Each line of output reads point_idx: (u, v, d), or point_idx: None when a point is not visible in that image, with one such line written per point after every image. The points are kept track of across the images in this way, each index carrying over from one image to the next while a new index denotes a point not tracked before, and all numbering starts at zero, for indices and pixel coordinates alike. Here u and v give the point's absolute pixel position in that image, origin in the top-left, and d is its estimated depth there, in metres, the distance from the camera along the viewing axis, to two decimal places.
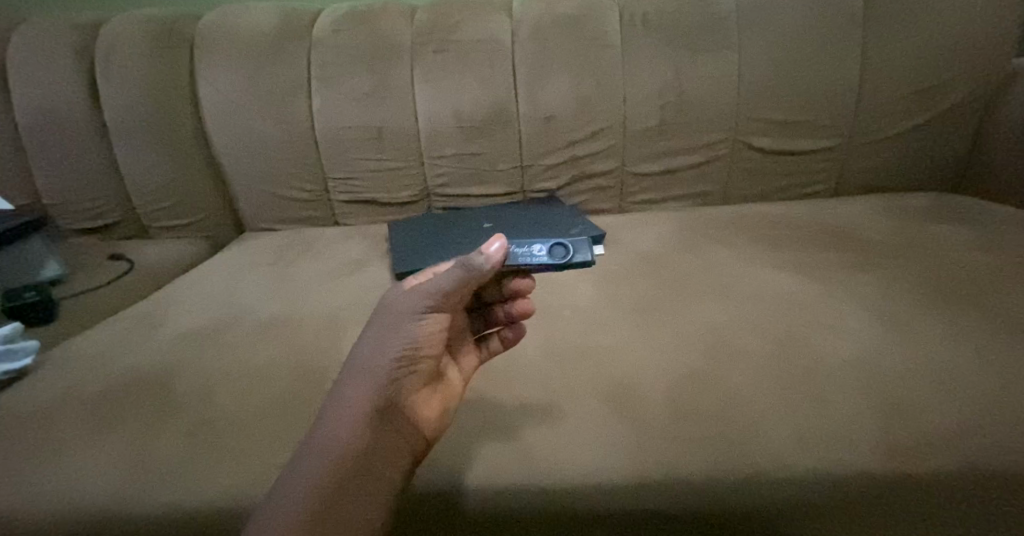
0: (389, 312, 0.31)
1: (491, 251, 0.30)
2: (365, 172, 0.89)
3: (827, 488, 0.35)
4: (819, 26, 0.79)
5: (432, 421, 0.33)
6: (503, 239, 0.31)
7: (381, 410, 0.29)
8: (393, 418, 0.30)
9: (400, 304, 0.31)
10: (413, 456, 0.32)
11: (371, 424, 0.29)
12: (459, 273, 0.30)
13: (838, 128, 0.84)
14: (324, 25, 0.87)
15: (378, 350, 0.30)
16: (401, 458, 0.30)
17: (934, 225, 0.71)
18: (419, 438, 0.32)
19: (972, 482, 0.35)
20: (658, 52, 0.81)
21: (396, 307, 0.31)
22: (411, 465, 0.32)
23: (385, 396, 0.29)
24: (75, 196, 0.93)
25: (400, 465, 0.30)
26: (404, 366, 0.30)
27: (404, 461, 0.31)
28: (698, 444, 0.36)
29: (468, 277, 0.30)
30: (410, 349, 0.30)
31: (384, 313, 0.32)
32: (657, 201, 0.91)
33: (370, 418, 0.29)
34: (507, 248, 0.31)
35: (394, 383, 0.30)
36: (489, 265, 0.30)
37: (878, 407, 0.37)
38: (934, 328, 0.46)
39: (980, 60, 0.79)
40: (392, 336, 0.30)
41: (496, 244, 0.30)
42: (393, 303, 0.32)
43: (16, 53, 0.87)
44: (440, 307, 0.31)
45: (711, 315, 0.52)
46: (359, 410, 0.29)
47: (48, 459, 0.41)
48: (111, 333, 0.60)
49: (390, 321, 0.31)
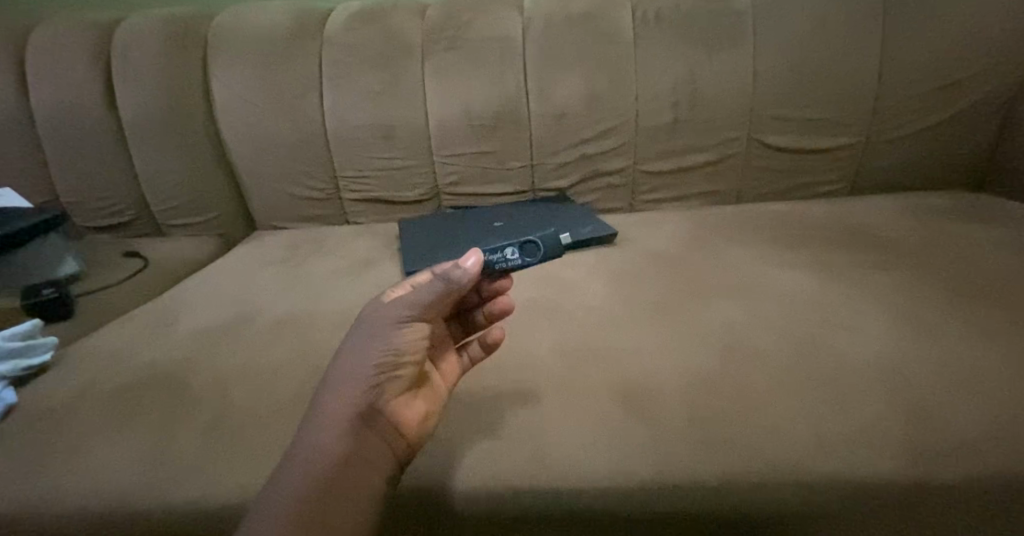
0: (372, 319, 0.32)
1: (468, 265, 0.32)
2: (375, 170, 0.89)
3: (848, 493, 0.34)
4: (837, 21, 0.78)
5: (416, 424, 0.33)
6: (480, 254, 0.32)
7: (364, 413, 0.29)
8: (377, 420, 0.30)
9: (383, 312, 0.32)
10: (398, 460, 0.32)
11: (354, 428, 0.29)
12: (442, 284, 0.32)
13: (854, 124, 0.82)
14: (336, 23, 0.87)
15: (362, 355, 0.30)
16: (385, 462, 0.30)
17: (955, 225, 0.69)
18: (404, 441, 0.32)
19: (996, 489, 0.34)
20: (672, 48, 0.80)
21: (379, 316, 0.32)
22: (395, 469, 0.32)
23: (368, 400, 0.29)
24: (92, 194, 0.94)
25: (384, 468, 0.30)
26: (386, 370, 0.30)
27: (389, 464, 0.30)
28: (715, 447, 0.35)
29: (449, 287, 0.32)
30: (393, 354, 0.30)
31: (368, 321, 0.32)
32: (668, 200, 0.90)
33: (353, 421, 0.29)
34: (484, 263, 0.32)
35: (377, 387, 0.30)
36: (466, 279, 0.32)
37: (901, 411, 0.37)
38: (960, 330, 0.45)
39: (1004, 54, 0.77)
40: (376, 341, 0.30)
41: (473, 258, 0.32)
42: (377, 311, 0.32)
43: (36, 54, 0.88)
44: (422, 314, 0.32)
45: (726, 316, 0.51)
46: (342, 412, 0.29)
47: (69, 454, 0.41)
48: (127, 329, 0.61)
49: (372, 328, 0.31)
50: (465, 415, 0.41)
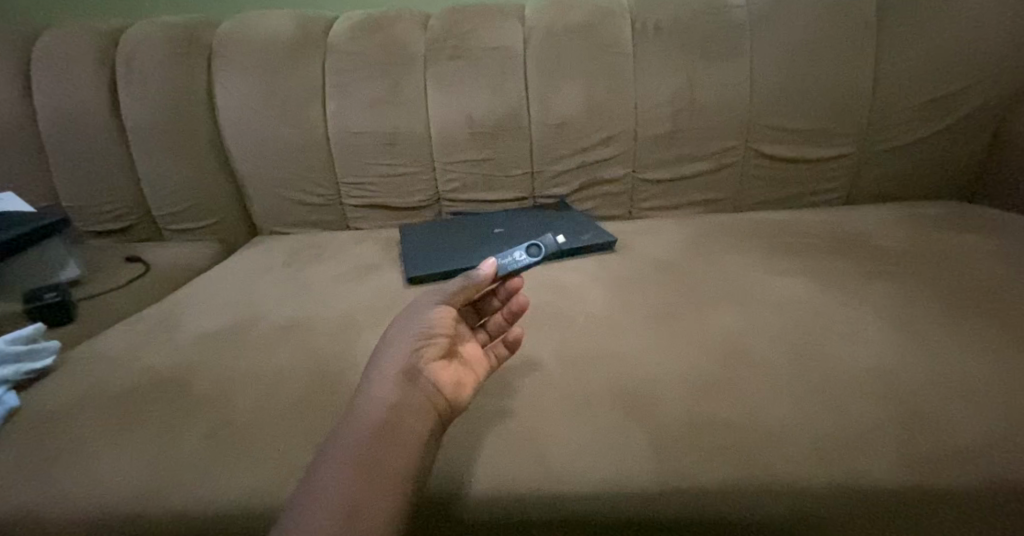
0: (410, 311, 0.38)
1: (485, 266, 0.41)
2: (377, 177, 0.90)
3: (847, 498, 0.34)
4: (832, 33, 0.79)
5: (454, 392, 0.35)
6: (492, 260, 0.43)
7: (409, 372, 0.32)
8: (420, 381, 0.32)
9: (419, 305, 0.38)
10: (440, 424, 0.33)
11: (401, 383, 0.31)
12: (464, 278, 0.40)
13: (850, 134, 0.83)
14: (339, 32, 0.88)
15: (405, 331, 0.35)
16: (428, 420, 0.31)
17: (948, 234, 0.70)
18: (444, 405, 0.33)
19: (991, 494, 0.34)
20: (671, 59, 0.82)
21: (416, 308, 0.38)
22: (438, 433, 0.32)
23: (412, 360, 0.33)
24: (93, 199, 0.94)
25: (429, 425, 0.31)
26: (424, 337, 0.34)
27: (433, 423, 0.32)
28: (716, 452, 0.36)
29: (472, 280, 0.39)
30: (430, 324, 0.35)
31: (407, 314, 0.38)
32: (666, 208, 0.91)
33: (398, 380, 0.32)
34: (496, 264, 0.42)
35: (418, 350, 0.33)
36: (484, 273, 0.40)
37: (897, 417, 0.37)
38: (957, 339, 0.45)
39: (995, 68, 0.78)
40: (415, 319, 0.36)
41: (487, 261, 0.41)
42: (413, 308, 0.39)
43: (40, 60, 0.89)
44: (451, 300, 0.38)
45: (725, 323, 0.52)
46: (389, 373, 0.32)
47: (73, 457, 0.42)
48: (130, 333, 0.61)
49: (412, 314, 0.37)
50: (467, 420, 0.41)
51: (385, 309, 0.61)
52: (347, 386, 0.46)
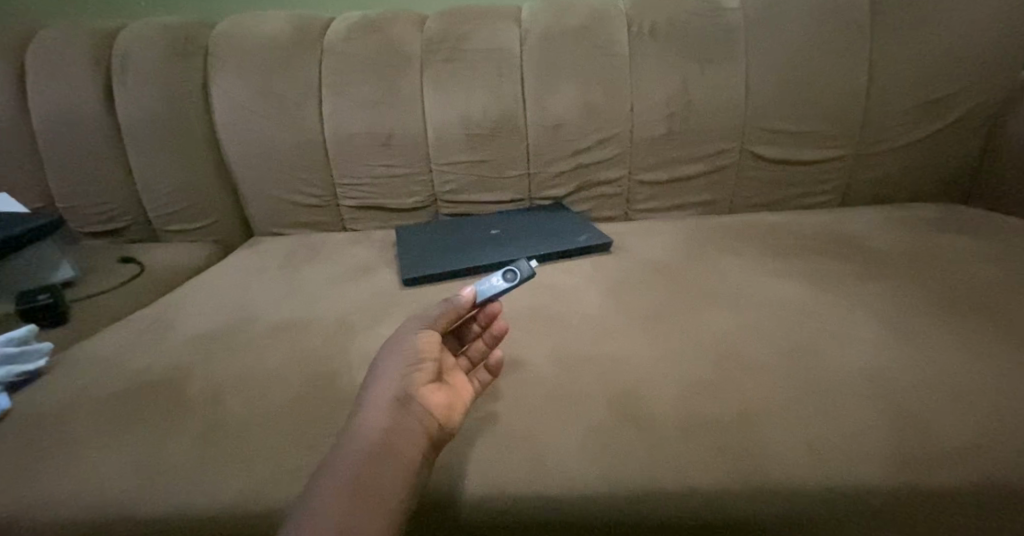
0: (395, 337, 0.37)
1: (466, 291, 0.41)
2: (373, 178, 0.90)
3: (836, 500, 0.35)
4: (826, 36, 0.80)
5: (445, 415, 0.34)
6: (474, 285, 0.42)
7: (399, 398, 0.32)
8: (410, 406, 0.32)
9: (403, 330, 0.37)
10: (431, 449, 0.32)
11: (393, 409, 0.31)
12: (447, 302, 0.40)
13: (845, 136, 0.84)
14: (336, 33, 0.88)
15: (392, 357, 0.34)
16: (420, 445, 0.31)
17: (942, 236, 0.71)
18: (437, 428, 0.33)
19: (982, 495, 0.34)
20: (667, 61, 0.82)
21: (401, 333, 0.37)
22: (429, 458, 0.32)
23: (402, 385, 0.32)
24: (88, 200, 0.94)
25: (420, 451, 0.31)
26: (413, 363, 0.34)
27: (424, 448, 0.31)
28: (708, 453, 0.36)
29: (455, 304, 0.39)
30: (417, 350, 0.34)
31: (393, 339, 0.37)
32: (663, 209, 0.91)
33: (391, 406, 0.31)
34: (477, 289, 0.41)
35: (408, 375, 0.33)
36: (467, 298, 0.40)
37: (891, 419, 0.37)
38: (948, 341, 0.46)
39: (987, 71, 0.79)
40: (402, 345, 0.35)
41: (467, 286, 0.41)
42: (398, 332, 0.38)
43: (35, 59, 0.88)
44: (435, 324, 0.38)
45: (720, 324, 0.52)
46: (380, 401, 0.32)
47: (62, 460, 0.41)
48: (124, 335, 0.61)
49: (398, 340, 0.36)
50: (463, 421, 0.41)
51: (381, 310, 0.61)
52: (342, 389, 0.46)
